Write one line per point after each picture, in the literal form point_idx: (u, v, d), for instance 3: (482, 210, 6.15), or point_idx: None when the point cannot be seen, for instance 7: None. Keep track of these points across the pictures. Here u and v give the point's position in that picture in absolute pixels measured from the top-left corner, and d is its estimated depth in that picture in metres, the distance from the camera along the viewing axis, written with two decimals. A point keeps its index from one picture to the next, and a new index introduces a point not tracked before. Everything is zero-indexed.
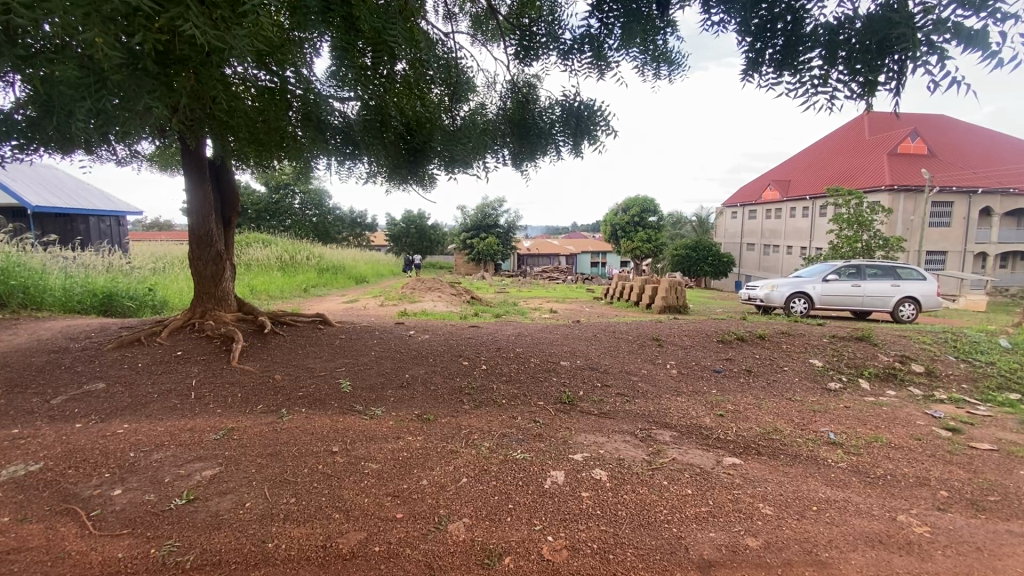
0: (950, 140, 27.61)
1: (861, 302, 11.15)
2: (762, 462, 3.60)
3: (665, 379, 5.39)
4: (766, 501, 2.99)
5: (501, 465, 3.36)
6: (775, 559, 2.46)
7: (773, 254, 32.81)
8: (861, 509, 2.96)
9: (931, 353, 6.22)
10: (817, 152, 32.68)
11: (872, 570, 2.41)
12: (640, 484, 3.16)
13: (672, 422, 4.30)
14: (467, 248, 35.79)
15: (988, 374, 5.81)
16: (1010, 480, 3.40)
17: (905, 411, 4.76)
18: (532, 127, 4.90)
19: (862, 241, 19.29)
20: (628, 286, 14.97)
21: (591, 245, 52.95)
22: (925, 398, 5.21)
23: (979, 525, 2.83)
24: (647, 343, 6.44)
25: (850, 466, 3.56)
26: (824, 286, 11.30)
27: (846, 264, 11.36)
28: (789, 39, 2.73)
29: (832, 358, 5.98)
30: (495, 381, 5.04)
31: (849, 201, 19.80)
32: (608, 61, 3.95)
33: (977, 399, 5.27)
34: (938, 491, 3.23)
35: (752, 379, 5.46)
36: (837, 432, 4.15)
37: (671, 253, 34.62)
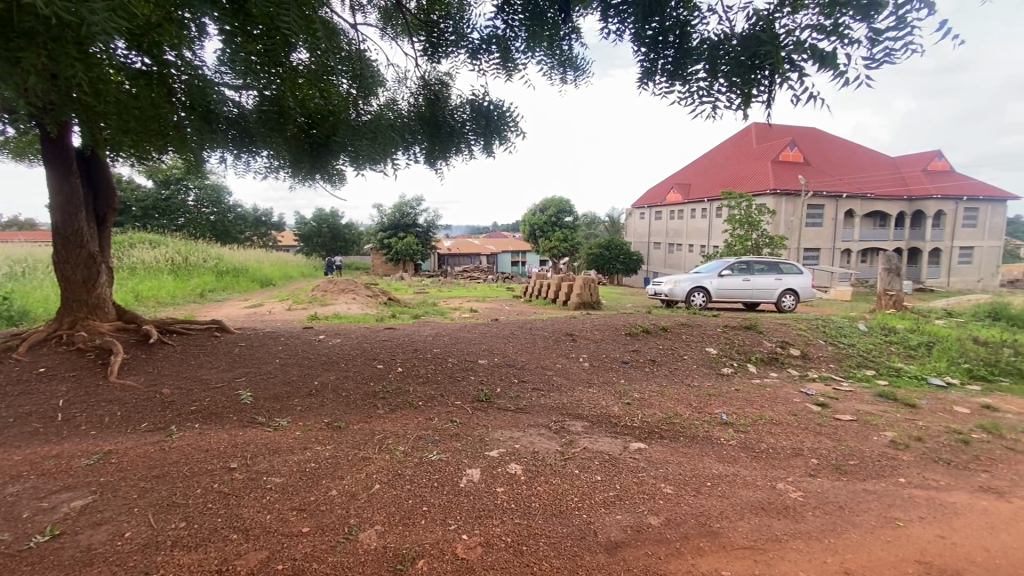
0: (821, 150, 31.27)
1: (751, 294, 12.31)
2: (664, 444, 3.86)
3: (578, 372, 5.59)
4: (667, 481, 3.20)
5: (416, 468, 3.30)
6: (674, 534, 2.65)
7: (677, 252, 35.22)
8: (748, 480, 3.27)
9: (805, 338, 7.02)
10: (713, 157, 35.56)
11: (756, 534, 2.67)
12: (552, 474, 3.25)
13: (584, 412, 4.48)
14: (384, 248, 34.74)
15: (850, 354, 6.67)
16: (865, 445, 3.93)
17: (784, 390, 5.33)
18: (443, 125, 4.84)
19: (751, 240, 21.31)
20: (545, 283, 15.35)
21: (510, 245, 53.48)
22: (802, 378, 5.88)
23: (840, 486, 3.25)
24: (561, 339, 6.66)
25: (739, 443, 3.92)
26: (719, 280, 12.34)
27: (738, 260, 12.48)
28: (678, 51, 2.93)
29: (724, 346, 6.55)
30: (411, 383, 4.93)
31: (740, 203, 21.80)
32: (515, 63, 4.00)
33: (842, 376, 6.04)
34: (810, 459, 3.66)
35: (656, 368, 5.83)
36: (729, 412, 4.55)
37: (586, 252, 35.88)
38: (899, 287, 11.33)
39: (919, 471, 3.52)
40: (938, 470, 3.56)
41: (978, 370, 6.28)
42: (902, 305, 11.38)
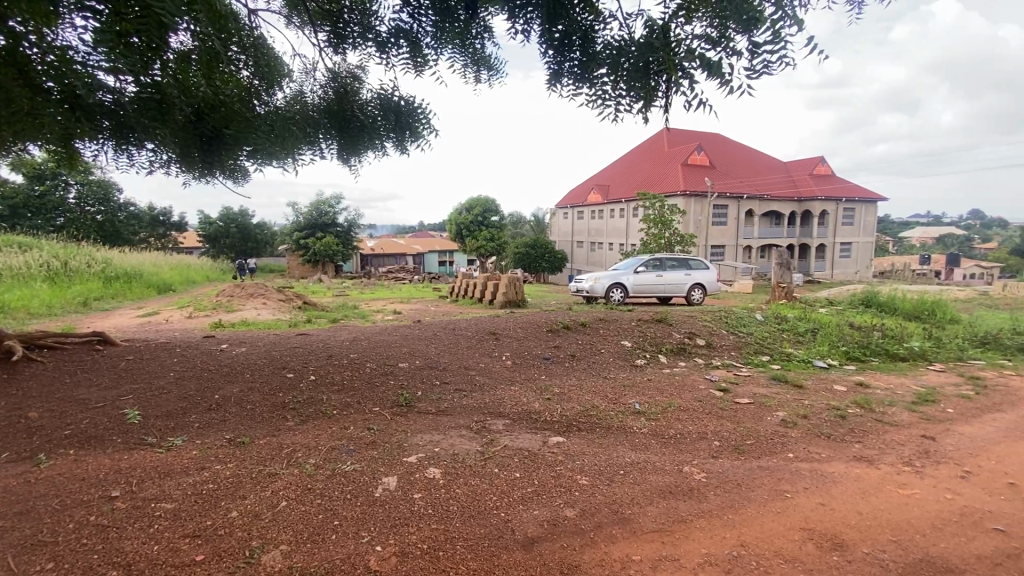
0: (724, 155, 33.83)
1: (664, 289, 13.03)
2: (581, 437, 3.97)
3: (500, 370, 5.62)
4: (583, 473, 3.29)
5: (328, 481, 3.14)
6: (589, 524, 2.72)
7: (598, 251, 36.57)
8: (658, 466, 3.44)
9: (710, 328, 7.55)
10: (629, 159, 37.32)
11: (664, 518, 2.81)
12: (472, 475, 3.23)
13: (505, 410, 4.50)
14: (301, 248, 32.90)
15: (749, 342, 7.27)
16: (760, 425, 4.29)
17: (691, 378, 5.69)
18: (353, 120, 4.63)
19: (665, 238, 22.58)
20: (470, 283, 15.29)
21: (435, 245, 52.62)
22: (707, 366, 6.32)
23: (738, 465, 3.51)
24: (484, 338, 6.65)
25: (650, 431, 4.12)
26: (635, 276, 12.95)
27: (652, 257, 13.16)
28: (584, 55, 3.03)
29: (639, 339, 6.88)
30: (325, 392, 4.69)
31: (654, 203, 23.03)
32: (425, 58, 3.92)
33: (742, 363, 6.56)
34: (713, 442, 3.92)
35: (576, 363, 6.00)
36: (642, 402, 4.78)
37: (512, 251, 36.25)
38: (790, 280, 12.53)
39: (804, 446, 3.89)
40: (821, 443, 3.96)
41: (853, 352, 7.08)
42: (793, 296, 12.59)
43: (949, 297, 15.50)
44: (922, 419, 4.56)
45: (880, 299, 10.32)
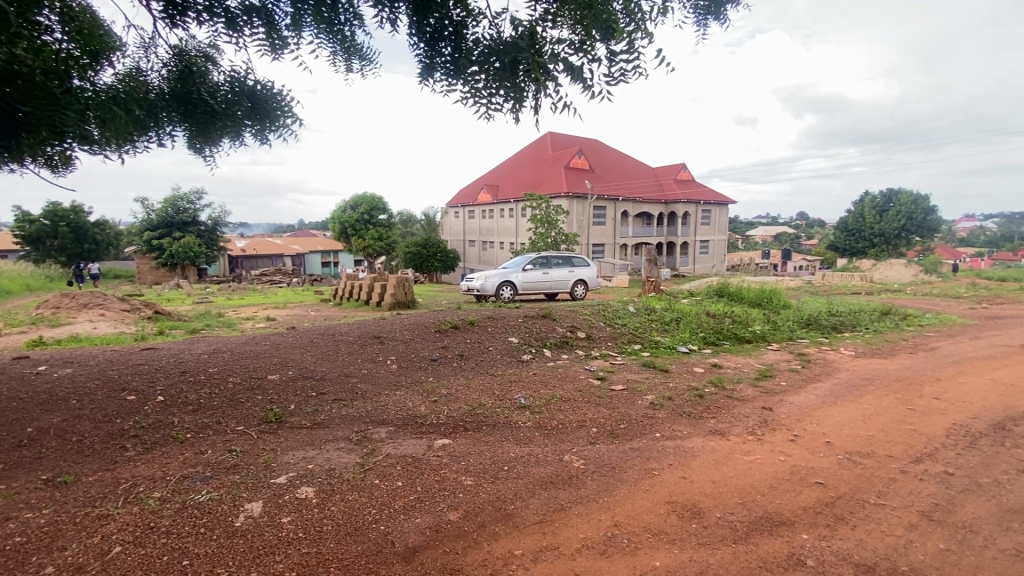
0: (601, 159, 36.16)
1: (550, 286, 13.54)
2: (467, 437, 3.94)
3: (384, 375, 5.38)
4: (467, 474, 3.26)
5: (177, 515, 2.75)
6: (472, 524, 2.70)
7: (488, 250, 37.03)
8: (540, 458, 3.53)
9: (590, 322, 7.98)
10: (515, 161, 38.31)
11: (544, 509, 2.87)
12: (348, 490, 3.03)
13: (388, 417, 4.32)
14: (154, 249, 28.79)
15: (624, 333, 7.82)
16: (632, 409, 4.62)
17: (573, 369, 5.97)
18: (201, 104, 4.11)
19: (551, 237, 23.50)
20: (355, 285, 14.55)
21: (317, 245, 49.12)
22: (587, 357, 6.67)
23: (613, 449, 3.73)
24: (367, 342, 6.34)
25: (534, 424, 4.23)
26: (523, 274, 13.26)
27: (538, 256, 13.59)
28: (455, 50, 2.98)
29: (525, 335, 7.05)
30: (177, 414, 4.11)
31: (540, 203, 23.88)
32: (284, 40, 3.61)
33: (619, 352, 7.04)
34: (591, 429, 4.13)
35: (464, 362, 5.97)
36: (527, 396, 4.89)
37: (402, 250, 35.27)
38: (658, 274, 13.74)
39: (670, 425, 4.25)
40: (683, 421, 4.37)
41: (709, 337, 7.96)
42: (661, 289, 13.82)
43: (783, 286, 18.08)
44: (762, 393, 5.24)
45: (730, 290, 11.72)
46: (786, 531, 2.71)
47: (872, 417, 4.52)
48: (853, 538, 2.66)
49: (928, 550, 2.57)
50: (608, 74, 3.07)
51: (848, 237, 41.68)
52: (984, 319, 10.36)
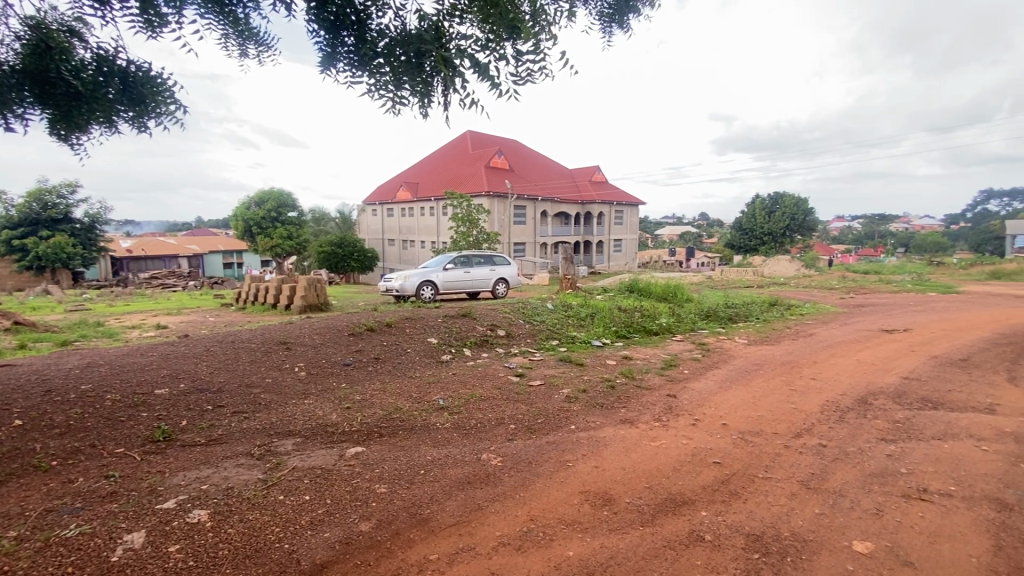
0: (520, 159, 36.71)
1: (471, 285, 13.49)
2: (382, 443, 3.80)
3: (291, 384, 5.06)
4: (381, 481, 3.15)
5: (37, 556, 2.38)
6: (385, 533, 2.61)
7: (408, 249, 36.21)
8: (457, 458, 3.49)
9: (509, 319, 8.05)
10: (434, 159, 37.80)
11: (461, 510, 2.84)
12: (249, 510, 2.81)
13: (295, 428, 4.06)
14: (14, 251, 24.87)
15: (543, 329, 7.99)
16: (548, 404, 4.72)
17: (493, 367, 5.99)
18: (61, 85, 3.60)
19: (472, 236, 23.42)
20: (261, 287, 13.55)
21: (218, 244, 45.16)
22: (507, 355, 6.72)
23: (530, 444, 3.79)
24: (272, 348, 5.93)
25: (452, 424, 4.18)
26: (444, 273, 13.07)
27: (458, 255, 13.47)
28: (359, 40, 2.85)
29: (444, 335, 6.95)
30: (38, 439, 3.58)
31: (461, 202, 23.73)
32: (164, 17, 3.26)
33: (537, 348, 7.18)
34: (509, 426, 4.16)
35: (379, 366, 5.77)
36: (445, 397, 4.83)
37: (316, 250, 33.45)
38: (575, 272, 14.21)
39: (584, 417, 4.40)
40: (597, 413, 4.54)
41: (621, 331, 8.35)
42: (578, 287, 14.30)
43: (688, 282, 19.45)
44: (667, 381, 5.59)
45: (640, 285, 12.39)
46: (687, 510, 2.90)
47: (761, 398, 4.98)
48: (745, 511, 2.91)
49: (806, 515, 2.87)
50: (516, 74, 3.10)
51: (743, 237, 45.69)
52: (850, 307, 11.83)
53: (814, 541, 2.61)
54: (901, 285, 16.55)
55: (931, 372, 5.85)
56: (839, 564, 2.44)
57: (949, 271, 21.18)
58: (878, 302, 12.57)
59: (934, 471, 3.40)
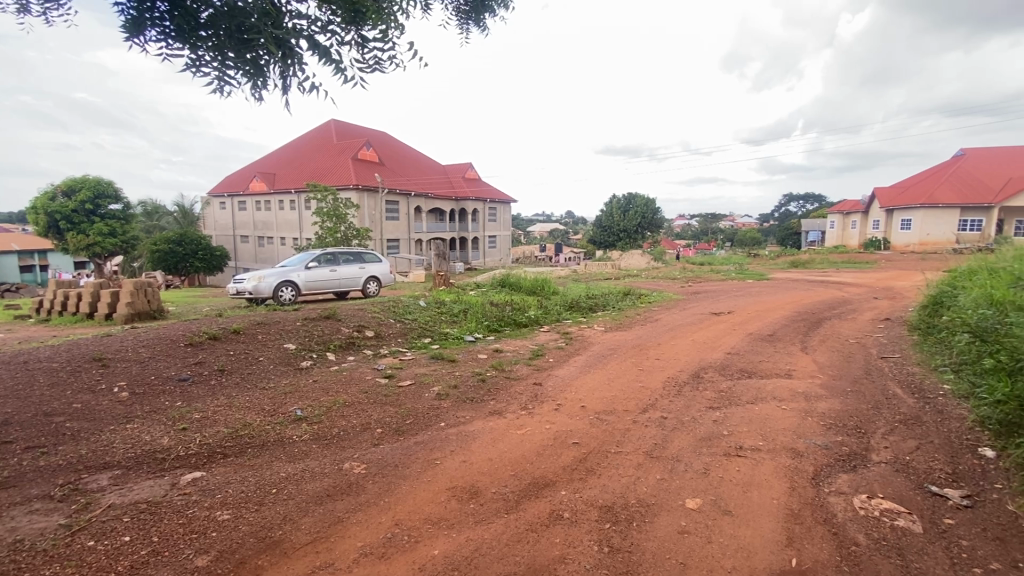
0: (391, 153, 35.57)
1: (338, 284, 12.70)
2: (226, 465, 3.40)
3: (109, 408, 4.28)
4: (224, 507, 2.81)
5: None
6: (226, 565, 2.33)
7: (266, 246, 32.99)
8: (315, 472, 3.26)
9: (378, 318, 7.75)
10: (294, 148, 34.88)
11: (318, 527, 2.65)
12: (45, 565, 2.31)
13: (114, 459, 3.44)
14: None
15: (413, 327, 7.82)
16: (417, 403, 4.63)
17: (359, 370, 5.70)
18: None
19: (341, 232, 22.01)
20: (70, 294, 11.26)
21: (8, 241, 36.56)
22: (375, 356, 6.46)
23: (397, 446, 3.68)
24: (83, 367, 4.96)
25: (311, 435, 3.89)
26: (306, 272, 12.08)
27: (323, 252, 12.59)
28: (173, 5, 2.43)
29: (303, 339, 6.45)
30: None
31: (326, 196, 22.23)
32: None
33: (407, 347, 7.02)
34: (375, 430, 4.00)
35: (225, 379, 5.15)
36: (304, 406, 4.47)
37: (148, 249, 28.82)
38: (447, 268, 14.15)
39: (454, 413, 4.40)
40: (466, 407, 4.57)
41: (492, 324, 8.53)
42: (451, 283, 14.28)
43: (556, 276, 20.48)
44: (534, 371, 5.85)
45: (510, 280, 12.77)
46: (548, 492, 3.06)
47: (615, 380, 5.44)
48: (599, 485, 3.15)
49: (649, 482, 3.20)
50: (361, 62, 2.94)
51: (604, 233, 49.51)
52: (688, 294, 13.49)
53: (655, 504, 2.92)
54: (728, 274, 19.29)
55: (747, 346, 6.92)
56: (674, 521, 2.76)
57: (762, 262, 25.28)
58: (711, 289, 14.49)
59: (747, 430, 4.03)
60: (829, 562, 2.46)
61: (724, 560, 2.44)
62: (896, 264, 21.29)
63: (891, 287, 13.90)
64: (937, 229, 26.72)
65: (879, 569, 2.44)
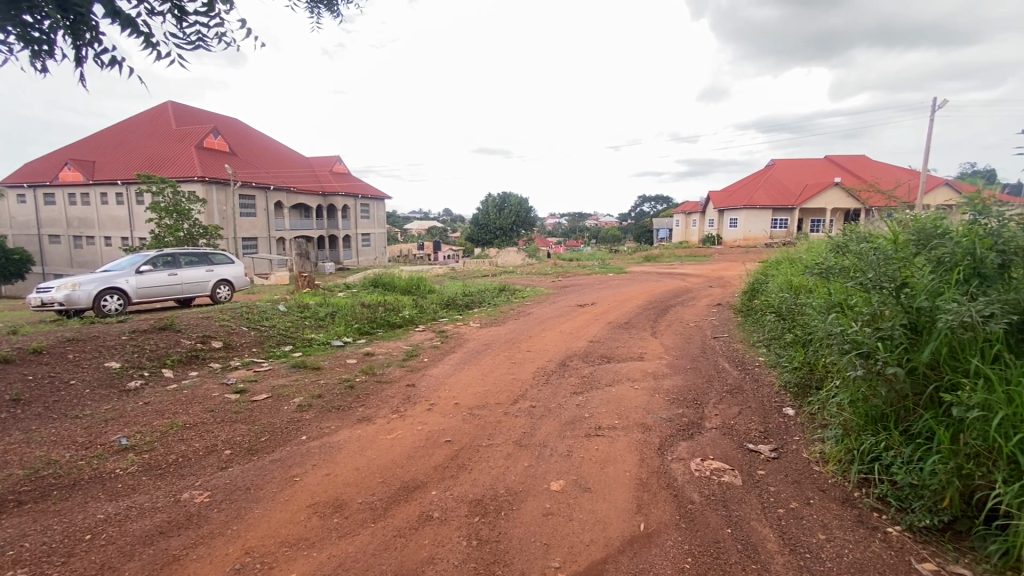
0: (244, 142, 32.13)
1: (179, 290, 11.11)
2: (20, 515, 2.79)
3: None
4: (15, 567, 2.31)
5: None
6: None
7: (84, 247, 27.76)
8: (145, 508, 2.82)
9: (229, 327, 6.95)
10: (118, 132, 29.77)
11: (148, 570, 2.31)
12: None
13: None
14: None
15: (272, 334, 7.16)
16: (275, 418, 4.25)
17: (203, 387, 5.05)
18: None
19: (183, 231, 19.30)
20: None
21: None
22: (223, 370, 5.78)
23: (250, 468, 3.34)
24: None
25: (140, 466, 3.36)
26: (137, 277, 10.34)
27: (158, 253, 10.89)
28: None
29: (130, 356, 5.54)
30: None
31: (164, 189, 19.36)
32: None
33: (264, 357, 6.40)
34: (223, 452, 3.59)
35: (19, 411, 4.22)
36: (131, 434, 3.84)
37: None
38: (312, 269, 13.19)
39: (317, 424, 4.11)
40: (331, 417, 4.31)
41: (363, 326, 8.15)
42: (317, 285, 13.35)
43: (433, 275, 20.28)
44: (407, 372, 5.72)
45: (383, 280, 12.33)
46: (418, 494, 3.01)
47: (487, 375, 5.55)
48: (469, 480, 3.18)
49: (517, 470, 3.32)
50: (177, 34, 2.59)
51: (479, 231, 50.16)
52: (558, 288, 14.25)
53: (523, 491, 3.05)
54: (594, 269, 20.78)
55: (608, 334, 7.52)
56: (540, 505, 2.90)
57: (621, 257, 27.67)
58: (578, 283, 15.46)
59: (606, 412, 4.37)
60: (671, 522, 2.78)
61: (583, 535, 2.63)
62: (726, 257, 24.77)
63: (722, 276, 16.15)
64: (756, 227, 31.64)
65: (709, 521, 2.81)
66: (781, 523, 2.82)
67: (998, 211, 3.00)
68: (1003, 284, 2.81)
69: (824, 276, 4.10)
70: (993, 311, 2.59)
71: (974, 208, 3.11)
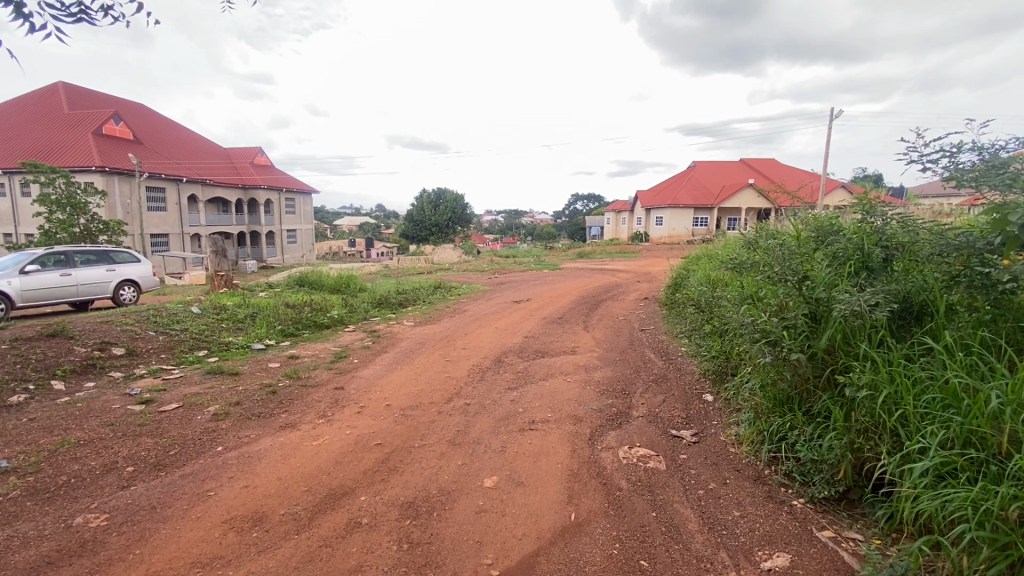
0: (151, 129, 29.47)
1: (74, 292, 10.01)
2: None
3: None
4: None
5: None
6: None
7: None
8: (29, 537, 2.51)
9: (132, 332, 6.34)
10: None
11: None
12: None
13: None
14: None
15: (184, 339, 6.61)
16: (187, 428, 3.93)
17: (102, 399, 4.57)
18: None
19: (78, 226, 17.38)
20: None
21: None
22: (126, 379, 5.26)
23: (156, 485, 3.06)
24: None
25: (23, 490, 2.99)
26: (22, 278, 9.21)
27: (47, 251, 9.73)
28: None
29: (11, 368, 4.90)
30: None
31: (55, 179, 17.33)
32: None
33: (174, 363, 5.90)
34: (125, 469, 3.27)
35: None
36: (11, 455, 3.40)
37: None
38: (230, 267, 12.30)
39: (235, 434, 3.85)
40: (251, 425, 4.05)
41: (288, 328, 7.73)
42: (236, 284, 12.50)
43: (364, 272, 19.65)
44: (335, 374, 5.49)
45: (310, 279, 11.77)
46: (346, 501, 2.90)
47: (420, 374, 5.46)
48: (400, 483, 3.11)
49: (450, 469, 3.28)
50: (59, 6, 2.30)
51: (413, 227, 49.18)
52: (493, 285, 14.28)
53: (455, 490, 3.02)
54: (529, 265, 21.07)
55: (541, 329, 7.62)
56: (472, 502, 2.89)
57: (557, 253, 28.17)
58: (513, 279, 15.56)
59: (539, 406, 4.43)
60: (600, 510, 2.87)
61: (515, 530, 2.65)
62: (654, 253, 25.92)
63: (649, 272, 16.92)
64: (680, 225, 33.39)
65: (636, 506, 2.93)
66: (701, 503, 3.00)
67: (882, 211, 3.37)
68: (886, 275, 3.16)
69: (738, 270, 4.38)
70: (878, 301, 2.89)
71: (862, 208, 3.47)
